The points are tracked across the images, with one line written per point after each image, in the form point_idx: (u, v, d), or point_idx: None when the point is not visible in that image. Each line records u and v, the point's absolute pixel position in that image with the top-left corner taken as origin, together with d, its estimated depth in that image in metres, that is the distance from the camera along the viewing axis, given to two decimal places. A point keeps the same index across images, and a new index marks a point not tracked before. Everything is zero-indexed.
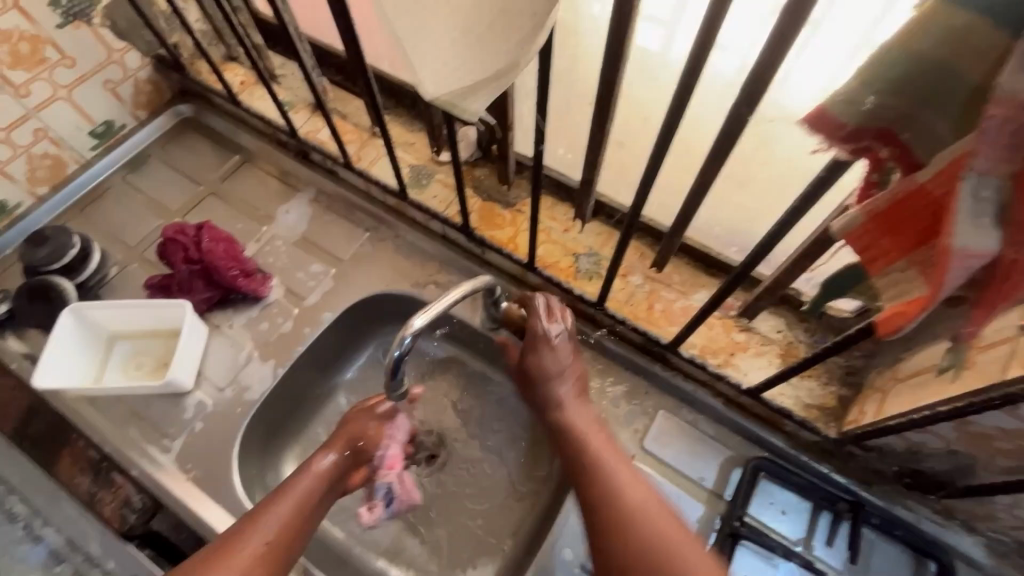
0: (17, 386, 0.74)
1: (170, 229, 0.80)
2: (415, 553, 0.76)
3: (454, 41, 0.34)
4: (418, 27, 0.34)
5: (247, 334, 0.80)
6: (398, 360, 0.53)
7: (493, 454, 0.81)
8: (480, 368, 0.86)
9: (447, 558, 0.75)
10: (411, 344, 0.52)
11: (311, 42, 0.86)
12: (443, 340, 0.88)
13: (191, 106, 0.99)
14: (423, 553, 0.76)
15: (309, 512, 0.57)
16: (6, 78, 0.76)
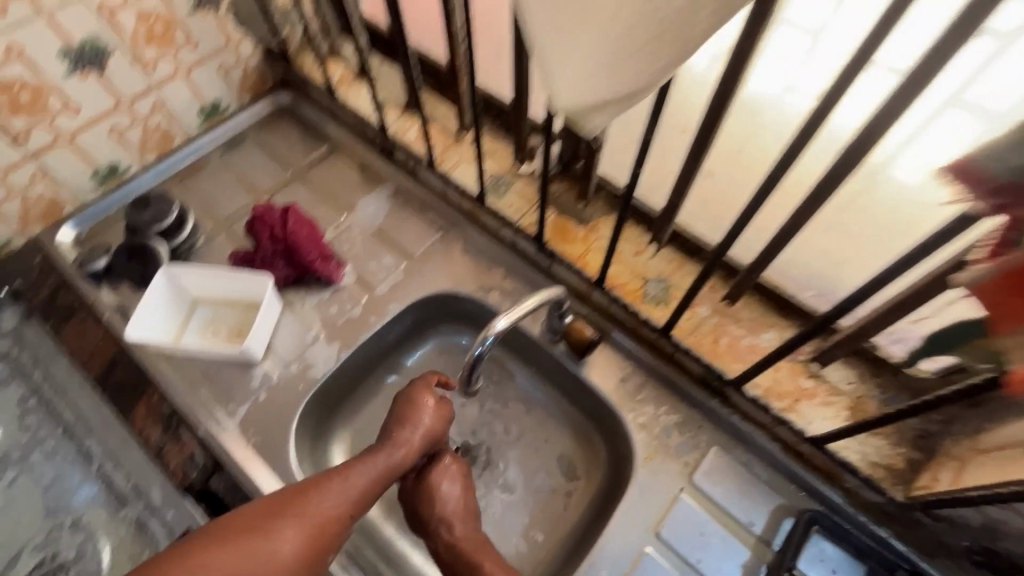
0: (105, 336, 0.79)
1: (259, 209, 0.84)
2: None
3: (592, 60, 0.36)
4: (558, 44, 0.37)
5: (317, 314, 0.83)
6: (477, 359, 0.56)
7: (536, 464, 0.82)
8: (531, 378, 0.87)
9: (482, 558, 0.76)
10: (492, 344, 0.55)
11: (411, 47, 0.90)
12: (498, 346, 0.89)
13: (290, 95, 1.04)
14: None
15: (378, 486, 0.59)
16: (138, 54, 0.83)
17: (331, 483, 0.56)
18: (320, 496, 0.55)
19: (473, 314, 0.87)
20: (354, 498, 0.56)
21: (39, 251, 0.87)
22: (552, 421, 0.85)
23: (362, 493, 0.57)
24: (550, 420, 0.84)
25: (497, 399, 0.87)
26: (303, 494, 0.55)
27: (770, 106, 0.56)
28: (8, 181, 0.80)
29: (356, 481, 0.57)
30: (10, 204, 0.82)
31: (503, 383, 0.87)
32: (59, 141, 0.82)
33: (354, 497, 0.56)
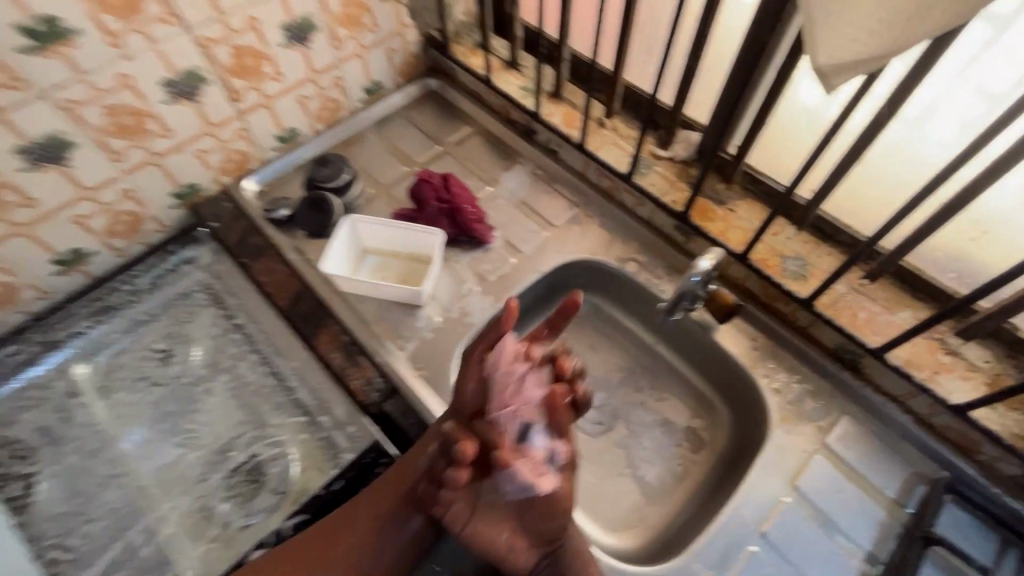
0: (290, 273, 0.90)
1: (425, 172, 0.94)
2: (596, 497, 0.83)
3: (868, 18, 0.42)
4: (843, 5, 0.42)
5: (471, 270, 0.92)
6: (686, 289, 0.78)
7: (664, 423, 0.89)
8: (657, 346, 0.94)
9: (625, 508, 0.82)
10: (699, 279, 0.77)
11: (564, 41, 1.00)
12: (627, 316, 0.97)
13: (438, 81, 1.16)
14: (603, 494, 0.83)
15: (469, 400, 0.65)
16: (335, 32, 0.95)
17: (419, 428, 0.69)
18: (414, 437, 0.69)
19: (607, 282, 0.95)
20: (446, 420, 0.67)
21: (229, 199, 0.98)
22: (676, 385, 0.92)
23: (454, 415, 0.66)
24: (675, 385, 0.92)
25: (622, 363, 0.94)
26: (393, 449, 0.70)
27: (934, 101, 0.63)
28: (218, 134, 0.92)
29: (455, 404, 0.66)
30: (215, 155, 0.94)
31: (630, 346, 0.95)
32: (262, 103, 0.94)
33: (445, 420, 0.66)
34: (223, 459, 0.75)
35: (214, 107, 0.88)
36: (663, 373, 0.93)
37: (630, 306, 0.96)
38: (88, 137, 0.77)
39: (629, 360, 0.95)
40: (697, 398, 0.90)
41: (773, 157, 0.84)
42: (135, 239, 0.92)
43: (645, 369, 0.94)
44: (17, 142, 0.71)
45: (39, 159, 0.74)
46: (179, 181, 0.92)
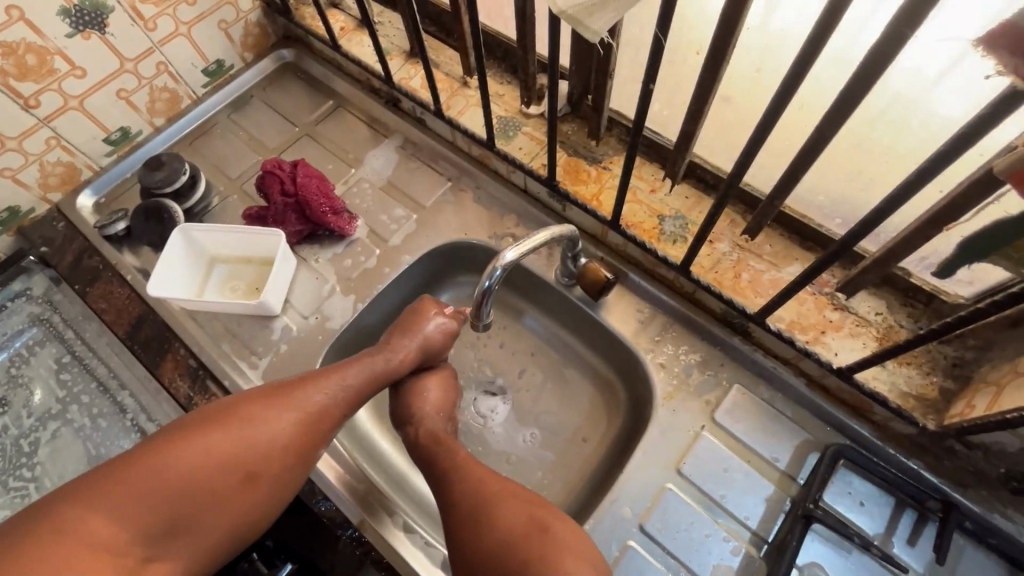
0: (130, 296, 0.81)
1: (266, 164, 0.83)
2: None
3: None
4: None
5: (332, 268, 0.83)
6: (488, 290, 0.61)
7: (559, 406, 0.83)
8: (548, 325, 0.87)
9: None
10: (501, 275, 0.60)
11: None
12: (519, 296, 0.88)
13: (293, 52, 1.03)
14: None
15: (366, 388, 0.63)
16: (138, 11, 0.81)
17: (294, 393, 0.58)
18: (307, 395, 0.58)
19: (486, 261, 0.86)
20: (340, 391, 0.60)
21: (61, 218, 0.88)
22: (570, 365, 0.85)
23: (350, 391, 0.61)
24: (569, 365, 0.85)
25: (519, 342, 0.88)
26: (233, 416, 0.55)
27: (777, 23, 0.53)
28: (24, 148, 0.81)
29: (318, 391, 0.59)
30: (29, 172, 0.83)
31: (518, 326, 0.88)
32: (69, 105, 0.82)
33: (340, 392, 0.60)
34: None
35: (3, 118, 0.76)
36: (557, 353, 0.86)
37: (513, 283, 0.87)
38: None
39: (523, 342, 0.88)
40: (594, 377, 0.84)
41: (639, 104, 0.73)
42: None
43: (537, 348, 0.87)
44: None
45: None
46: None
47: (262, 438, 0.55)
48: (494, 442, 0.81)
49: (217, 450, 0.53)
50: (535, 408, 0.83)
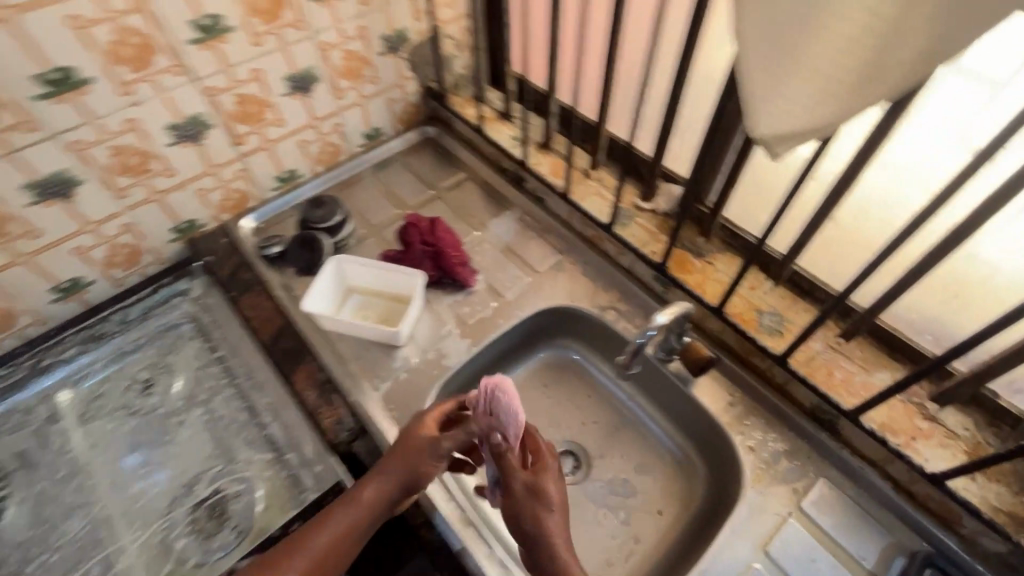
0: (276, 309, 0.92)
1: (412, 218, 0.97)
2: None
3: (804, 95, 0.44)
4: (778, 91, 0.45)
5: (452, 312, 0.93)
6: (639, 345, 0.72)
7: (634, 475, 0.90)
8: (627, 398, 0.96)
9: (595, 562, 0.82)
10: (652, 333, 0.71)
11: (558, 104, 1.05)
12: (601, 365, 0.98)
13: (435, 129, 1.21)
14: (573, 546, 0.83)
15: (365, 523, 0.65)
16: (336, 82, 1.01)
17: (308, 536, 0.63)
18: (317, 534, 0.64)
19: (585, 329, 0.97)
20: (342, 529, 0.64)
21: (225, 235, 1.02)
22: (646, 437, 0.93)
23: (349, 528, 0.65)
24: (645, 438, 0.93)
25: (600, 413, 0.96)
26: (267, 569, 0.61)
27: (890, 170, 0.65)
28: (220, 174, 0.97)
29: (334, 523, 0.64)
30: (216, 193, 0.98)
31: (597, 396, 0.98)
32: (263, 146, 0.99)
33: (341, 530, 0.64)
34: (185, 495, 0.78)
35: (216, 149, 0.93)
36: (634, 425, 0.94)
37: (604, 353, 0.97)
38: (92, 174, 0.81)
39: (599, 410, 0.97)
40: (669, 454, 0.90)
41: (755, 215, 0.85)
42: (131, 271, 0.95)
43: (615, 418, 0.96)
44: (25, 178, 0.75)
45: (44, 195, 0.78)
46: (178, 217, 0.96)
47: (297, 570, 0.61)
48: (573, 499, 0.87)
49: None
50: (611, 471, 0.90)
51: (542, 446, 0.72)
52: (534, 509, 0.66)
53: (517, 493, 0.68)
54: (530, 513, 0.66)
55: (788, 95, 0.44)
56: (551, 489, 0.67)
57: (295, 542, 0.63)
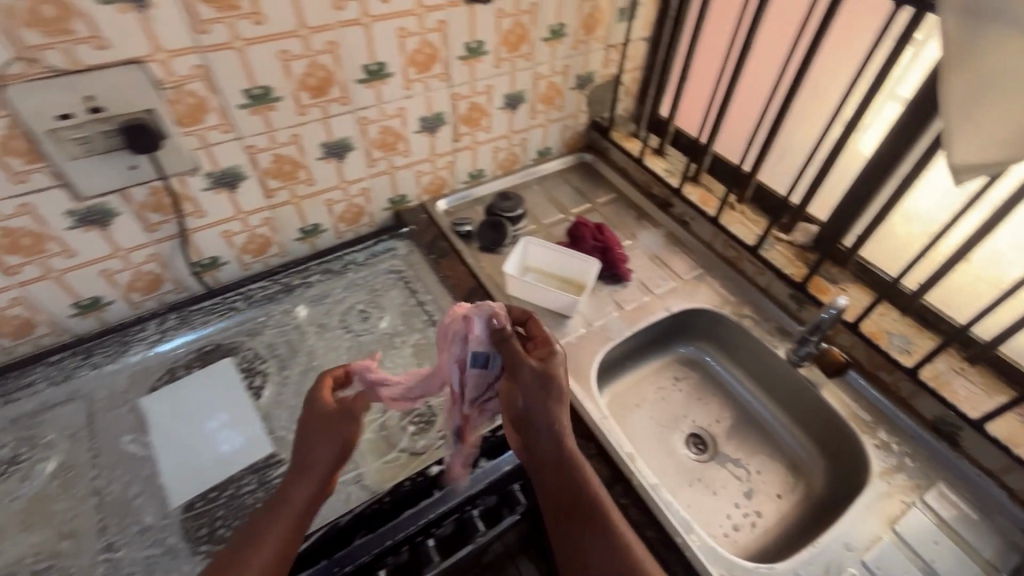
0: (468, 272, 1.12)
1: (580, 220, 1.16)
2: (702, 506, 0.96)
3: (995, 136, 0.62)
4: (972, 132, 0.63)
5: (611, 298, 1.11)
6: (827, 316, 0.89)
7: (758, 462, 1.04)
8: (751, 399, 1.11)
9: (727, 524, 0.94)
10: (836, 311, 0.88)
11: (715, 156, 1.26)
12: (728, 367, 1.14)
13: (591, 156, 1.44)
14: (709, 507, 0.96)
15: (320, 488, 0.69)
16: (535, 105, 1.25)
17: (271, 514, 0.65)
18: (277, 512, 0.66)
19: (719, 334, 1.13)
20: (305, 500, 0.67)
21: (424, 212, 1.25)
22: (767, 434, 1.07)
23: (309, 495, 0.68)
24: (768, 434, 1.07)
25: (723, 410, 1.11)
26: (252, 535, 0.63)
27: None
28: (436, 162, 1.20)
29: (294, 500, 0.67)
30: (427, 177, 1.22)
31: (722, 393, 1.13)
32: (471, 145, 1.23)
33: (304, 500, 0.67)
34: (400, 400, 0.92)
35: (441, 141, 1.17)
36: (756, 422, 1.09)
37: (734, 357, 1.13)
38: (362, 144, 1.06)
39: (723, 406, 1.12)
40: (788, 451, 1.04)
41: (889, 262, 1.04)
42: (353, 227, 1.19)
43: (740, 414, 1.11)
44: (326, 137, 1.00)
45: (330, 152, 1.03)
46: (397, 191, 1.19)
47: (279, 531, 0.64)
48: (704, 473, 1.01)
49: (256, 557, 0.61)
50: (737, 456, 1.05)
51: (547, 332, 0.75)
52: (552, 390, 0.71)
53: (526, 371, 0.70)
54: (556, 396, 0.71)
55: (982, 135, 0.62)
56: (557, 371, 0.71)
57: (280, 494, 0.67)
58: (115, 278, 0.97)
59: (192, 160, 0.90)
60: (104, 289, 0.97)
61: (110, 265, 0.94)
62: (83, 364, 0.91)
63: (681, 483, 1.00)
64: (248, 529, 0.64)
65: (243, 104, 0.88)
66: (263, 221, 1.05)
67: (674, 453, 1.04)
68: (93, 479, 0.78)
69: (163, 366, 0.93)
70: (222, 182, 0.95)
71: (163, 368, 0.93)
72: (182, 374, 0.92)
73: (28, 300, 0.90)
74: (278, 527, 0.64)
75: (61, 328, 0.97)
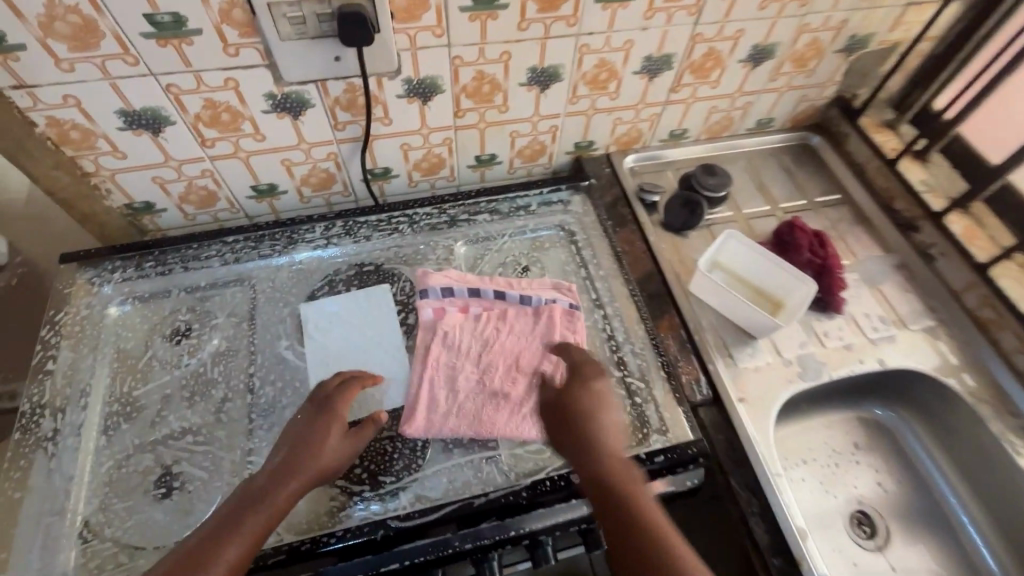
0: (646, 252, 0.97)
1: (797, 223, 0.95)
2: None
3: None
4: None
5: (813, 328, 0.91)
6: None
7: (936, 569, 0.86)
8: (949, 495, 0.91)
9: None
10: None
11: (1007, 181, 0.96)
12: (929, 449, 0.94)
13: (821, 139, 1.16)
14: None
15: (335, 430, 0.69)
16: (784, 65, 1.00)
17: (301, 455, 0.66)
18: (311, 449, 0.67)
19: (934, 409, 0.92)
20: (313, 463, 0.66)
21: (608, 165, 1.08)
22: (956, 541, 0.88)
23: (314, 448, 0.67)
24: (961, 544, 0.87)
25: (907, 496, 0.92)
26: (268, 490, 0.63)
27: None
28: (642, 111, 1.01)
29: (311, 452, 0.66)
30: (625, 126, 1.04)
31: (911, 475, 0.94)
32: (689, 99, 1.01)
33: (313, 462, 0.66)
34: None
35: (657, 90, 0.97)
36: (948, 524, 0.89)
37: (943, 438, 0.92)
38: (572, 77, 0.90)
39: (908, 489, 0.93)
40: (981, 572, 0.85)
41: None
42: (528, 165, 1.07)
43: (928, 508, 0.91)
44: (536, 62, 0.86)
45: (535, 80, 0.89)
46: (587, 135, 1.03)
47: (309, 471, 0.66)
48: (867, 563, 0.85)
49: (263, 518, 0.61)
50: (912, 555, 0.87)
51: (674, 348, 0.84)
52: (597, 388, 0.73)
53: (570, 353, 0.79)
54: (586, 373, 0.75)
55: None
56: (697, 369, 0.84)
57: (276, 473, 0.64)
58: (293, 169, 0.93)
59: (396, 63, 0.80)
60: (280, 177, 0.94)
61: (292, 156, 0.91)
62: (253, 251, 0.91)
63: (842, 565, 0.84)
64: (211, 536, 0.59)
65: (466, 7, 0.75)
66: (444, 141, 0.96)
67: (839, 528, 0.87)
68: (250, 376, 0.78)
69: (322, 274, 0.90)
70: (417, 92, 0.85)
71: (321, 276, 0.89)
72: (339, 290, 0.88)
73: (216, 174, 0.90)
74: (238, 549, 0.58)
75: (239, 208, 0.98)
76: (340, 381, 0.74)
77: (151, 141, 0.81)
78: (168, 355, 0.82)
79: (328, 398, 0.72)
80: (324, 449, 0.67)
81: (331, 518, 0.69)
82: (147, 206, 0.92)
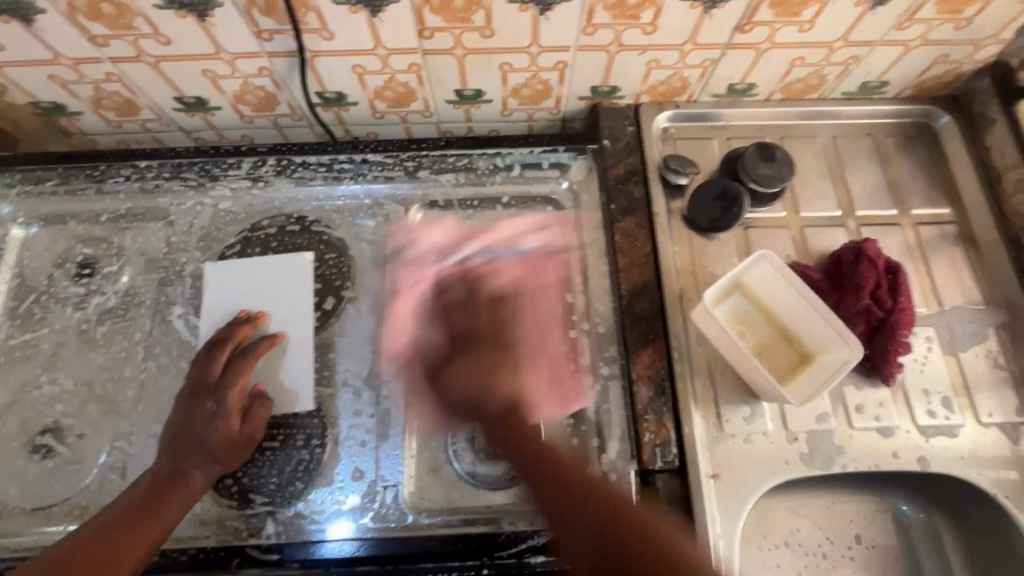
0: (649, 257, 0.74)
1: (869, 252, 0.69)
2: None
3: None
4: None
5: (844, 398, 0.68)
6: None
7: None
8: None
9: None
10: None
11: None
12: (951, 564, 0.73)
13: (952, 122, 0.82)
14: None
15: (216, 398, 0.63)
16: (918, 7, 0.67)
17: (194, 435, 0.61)
18: (202, 426, 0.61)
19: (973, 521, 0.71)
20: (207, 441, 0.60)
21: (633, 122, 0.81)
22: None
23: (203, 423, 0.61)
24: None
25: None
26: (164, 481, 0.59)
27: None
28: (689, 54, 0.72)
29: (202, 428, 0.61)
30: (662, 73, 0.75)
31: None
32: (762, 44, 0.71)
33: (207, 440, 0.61)
34: None
35: (715, 27, 0.68)
36: None
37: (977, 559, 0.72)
38: None
39: None
40: None
41: None
42: (527, 109, 0.81)
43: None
44: None
45: None
46: (607, 80, 0.76)
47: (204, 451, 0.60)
48: None
49: (159, 504, 0.57)
50: None
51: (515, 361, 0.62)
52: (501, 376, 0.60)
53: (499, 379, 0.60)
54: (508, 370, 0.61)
55: None
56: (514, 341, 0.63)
57: (172, 461, 0.60)
58: (221, 83, 0.74)
59: None
60: (206, 92, 0.75)
61: (213, 67, 0.71)
62: (170, 182, 0.76)
63: None
64: (96, 546, 0.53)
65: None
66: (409, 67, 0.72)
67: None
68: (146, 339, 0.70)
69: (239, 226, 0.75)
70: None
71: (237, 230, 0.75)
72: (253, 252, 0.73)
73: (124, 79, 0.73)
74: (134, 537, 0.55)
75: (166, 119, 0.80)
76: (213, 343, 0.66)
77: (30, 32, 0.65)
78: (62, 296, 0.72)
79: (202, 366, 0.65)
80: (209, 430, 0.61)
81: (212, 529, 0.62)
82: (56, 107, 0.77)
